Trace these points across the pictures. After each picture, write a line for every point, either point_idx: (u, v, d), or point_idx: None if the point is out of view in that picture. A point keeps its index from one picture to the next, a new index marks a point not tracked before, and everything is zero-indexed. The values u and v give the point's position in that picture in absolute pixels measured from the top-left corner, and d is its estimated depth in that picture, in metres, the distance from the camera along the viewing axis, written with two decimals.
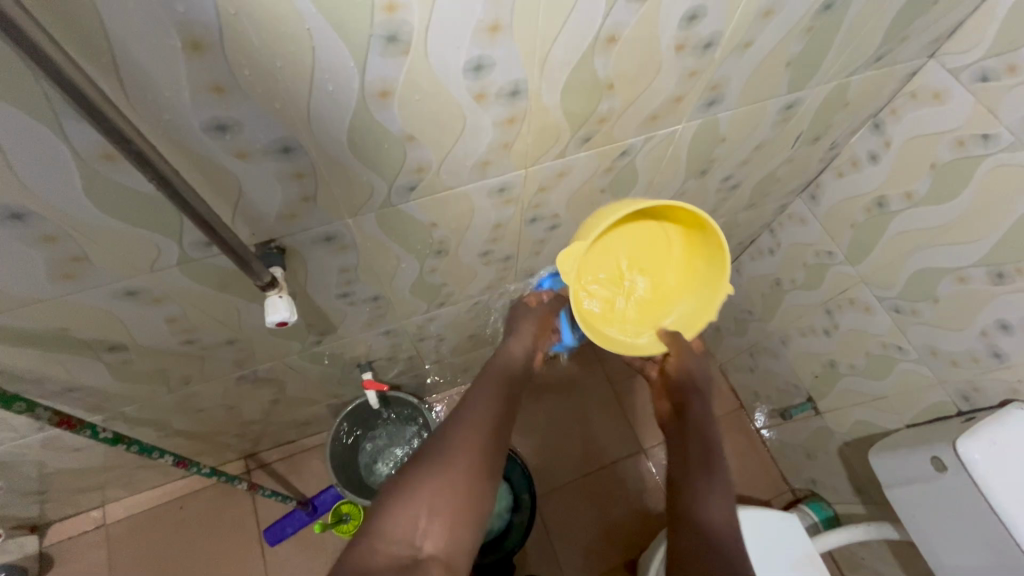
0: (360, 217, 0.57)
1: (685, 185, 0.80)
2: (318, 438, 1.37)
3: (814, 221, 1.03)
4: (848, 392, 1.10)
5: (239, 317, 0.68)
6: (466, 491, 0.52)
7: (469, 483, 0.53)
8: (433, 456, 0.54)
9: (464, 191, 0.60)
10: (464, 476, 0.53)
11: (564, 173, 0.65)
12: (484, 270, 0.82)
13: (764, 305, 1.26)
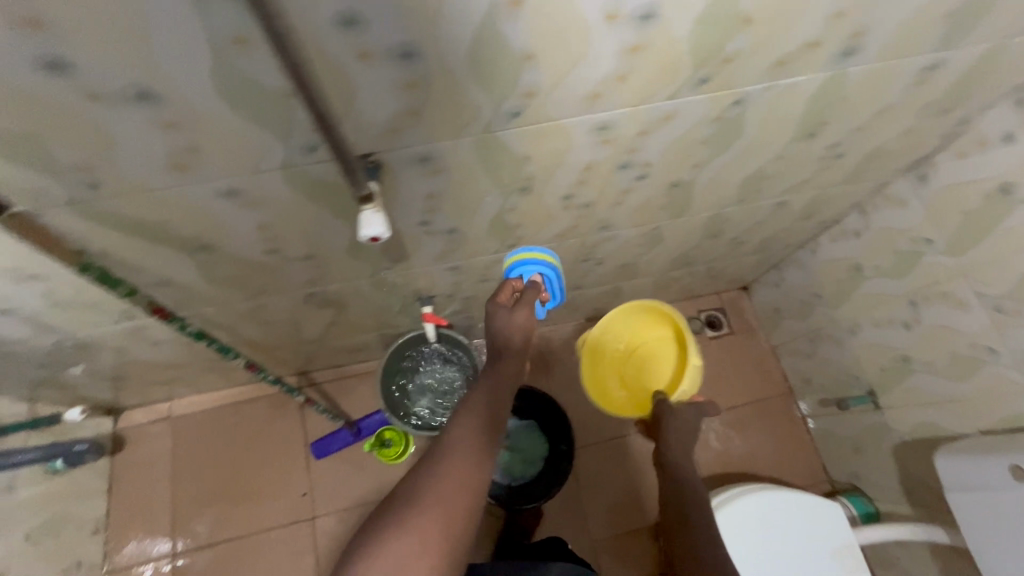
0: (459, 140, 0.56)
1: (789, 148, 0.75)
2: (367, 366, 1.43)
3: (916, 206, 0.95)
4: (917, 390, 1.05)
5: (322, 232, 0.69)
6: (440, 544, 0.47)
7: (443, 534, 0.48)
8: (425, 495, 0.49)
9: (567, 125, 0.58)
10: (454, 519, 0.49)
11: (669, 118, 0.61)
12: (561, 216, 0.80)
13: (837, 290, 1.19)
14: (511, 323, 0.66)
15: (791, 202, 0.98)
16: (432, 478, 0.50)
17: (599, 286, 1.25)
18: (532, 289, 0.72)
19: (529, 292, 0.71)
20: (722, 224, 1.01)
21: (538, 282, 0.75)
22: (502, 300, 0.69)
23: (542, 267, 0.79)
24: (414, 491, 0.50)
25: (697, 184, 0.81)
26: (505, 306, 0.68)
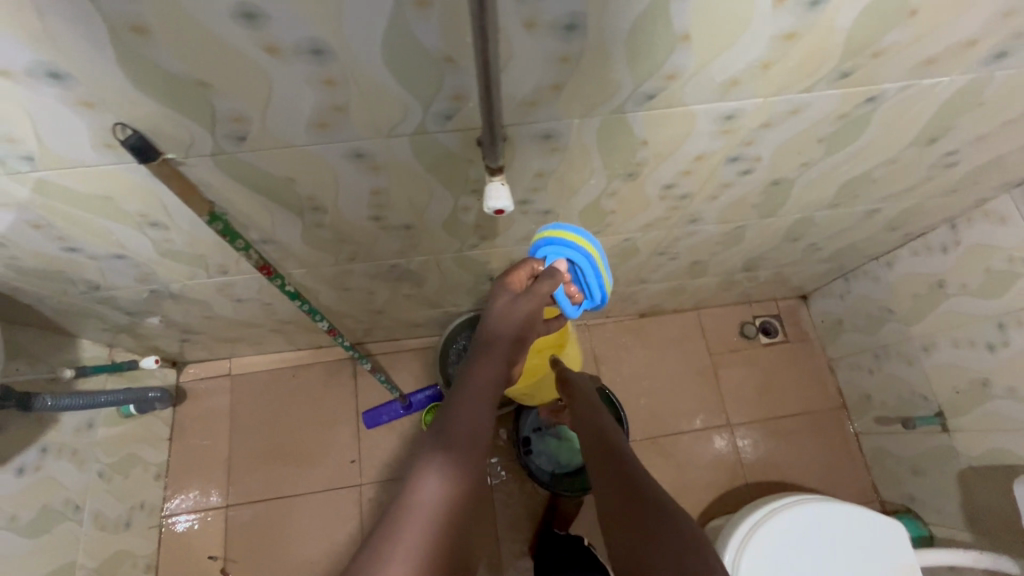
0: (588, 119, 0.56)
1: (903, 152, 0.73)
2: (420, 342, 1.45)
3: (1019, 224, 0.91)
4: (997, 415, 1.01)
5: (427, 203, 0.69)
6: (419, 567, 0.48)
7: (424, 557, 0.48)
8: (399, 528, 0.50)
9: (694, 111, 0.57)
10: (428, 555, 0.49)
11: (796, 112, 0.60)
12: (655, 206, 0.79)
13: (912, 306, 1.16)
14: (496, 334, 0.69)
15: (884, 211, 0.95)
16: (407, 511, 0.51)
17: (663, 282, 1.24)
18: (548, 279, 0.67)
19: (537, 284, 0.68)
20: (806, 228, 0.98)
21: (558, 273, 0.68)
22: (506, 289, 0.71)
23: (565, 255, 0.69)
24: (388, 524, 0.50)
25: (796, 185, 0.79)
26: (498, 305, 0.71)
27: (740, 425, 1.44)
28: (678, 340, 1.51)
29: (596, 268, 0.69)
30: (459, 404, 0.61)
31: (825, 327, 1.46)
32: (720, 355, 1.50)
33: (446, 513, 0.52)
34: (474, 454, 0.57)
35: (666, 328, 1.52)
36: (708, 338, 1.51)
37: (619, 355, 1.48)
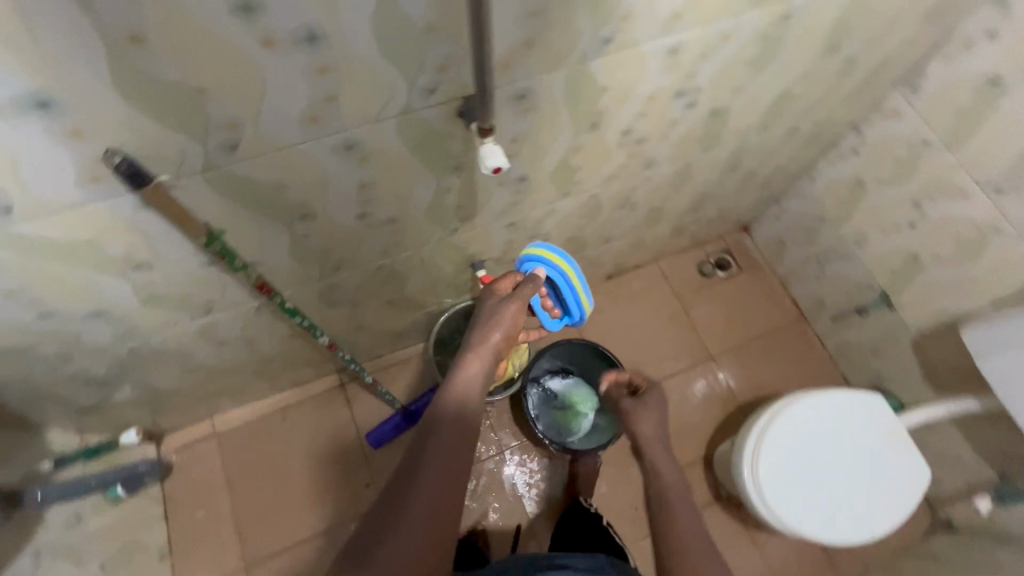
0: (557, 72, 0.60)
1: (813, 64, 0.83)
2: (408, 351, 1.44)
3: (911, 115, 1.06)
4: (931, 283, 1.16)
5: (412, 190, 0.71)
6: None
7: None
8: (389, 533, 0.55)
9: (645, 50, 0.63)
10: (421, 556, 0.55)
11: (727, 37, 0.67)
12: (615, 155, 0.85)
13: (841, 209, 1.30)
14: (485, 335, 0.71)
15: (802, 126, 1.07)
16: (398, 517, 0.56)
17: (625, 238, 1.32)
18: (529, 283, 0.75)
19: (520, 288, 0.75)
20: (742, 155, 1.08)
21: (537, 277, 0.75)
22: (494, 296, 0.75)
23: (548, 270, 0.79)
24: (381, 527, 0.56)
25: (732, 112, 0.88)
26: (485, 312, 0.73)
27: (720, 355, 1.55)
28: (646, 292, 1.60)
29: (571, 286, 0.79)
30: (447, 411, 0.64)
31: (770, 250, 1.60)
32: (687, 297, 1.60)
33: (436, 516, 0.57)
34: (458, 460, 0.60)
35: (633, 285, 1.60)
36: (673, 284, 1.61)
37: (597, 319, 1.55)
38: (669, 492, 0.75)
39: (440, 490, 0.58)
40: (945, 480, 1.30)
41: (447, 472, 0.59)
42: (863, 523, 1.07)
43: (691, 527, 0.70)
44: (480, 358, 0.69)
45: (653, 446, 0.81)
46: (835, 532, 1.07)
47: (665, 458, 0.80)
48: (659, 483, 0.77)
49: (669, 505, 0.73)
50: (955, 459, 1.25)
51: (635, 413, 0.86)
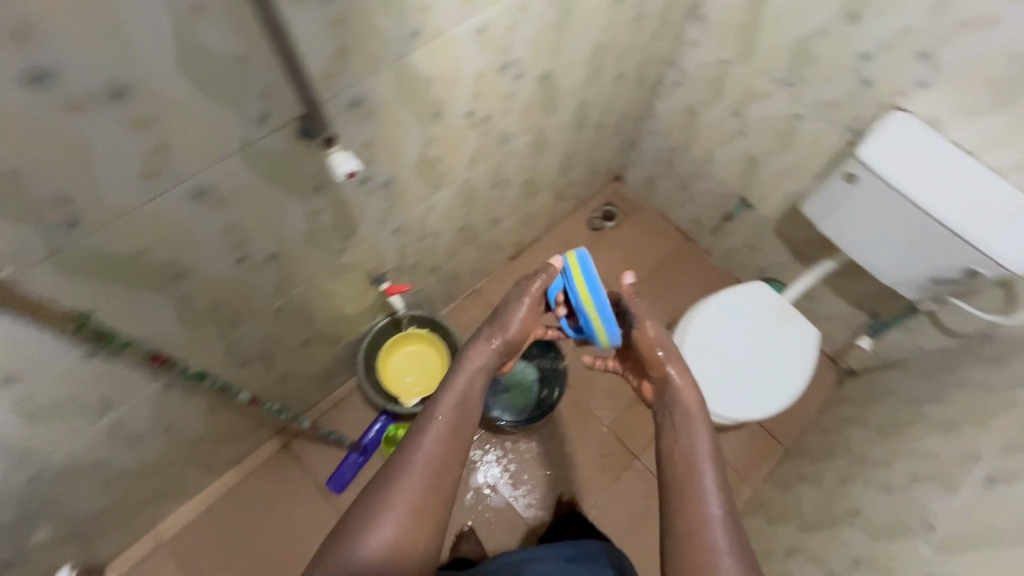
0: (380, 74, 0.64)
1: (608, 15, 0.94)
2: (343, 390, 1.44)
3: (707, 40, 1.22)
4: (769, 176, 1.33)
5: (282, 220, 0.72)
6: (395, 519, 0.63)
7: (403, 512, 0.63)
8: (383, 509, 0.63)
9: (455, 33, 0.69)
10: (407, 531, 0.63)
11: (524, 8, 0.75)
12: (468, 137, 0.92)
13: (684, 135, 1.47)
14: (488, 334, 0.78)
15: (625, 72, 1.19)
16: (393, 496, 0.64)
17: (513, 214, 1.40)
18: (541, 275, 0.78)
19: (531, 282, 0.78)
20: (585, 110, 1.19)
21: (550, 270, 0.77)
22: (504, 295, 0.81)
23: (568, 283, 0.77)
24: (375, 505, 0.64)
25: (557, 73, 0.97)
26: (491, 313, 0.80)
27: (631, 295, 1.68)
28: (550, 260, 1.70)
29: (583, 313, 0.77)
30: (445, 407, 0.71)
31: (643, 190, 1.76)
32: (587, 254, 1.73)
33: (425, 496, 0.65)
34: (449, 452, 0.68)
35: (537, 257, 1.70)
36: (571, 246, 1.73)
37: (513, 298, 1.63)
38: (699, 466, 0.70)
39: (434, 476, 0.66)
40: (835, 334, 1.51)
41: (439, 461, 0.67)
42: (782, 391, 1.22)
43: (714, 512, 0.66)
44: (483, 360, 0.76)
45: (688, 410, 0.76)
46: (762, 407, 1.21)
47: (701, 427, 0.74)
48: (688, 451, 0.72)
49: (694, 480, 0.69)
50: (834, 313, 1.46)
51: (673, 365, 0.80)
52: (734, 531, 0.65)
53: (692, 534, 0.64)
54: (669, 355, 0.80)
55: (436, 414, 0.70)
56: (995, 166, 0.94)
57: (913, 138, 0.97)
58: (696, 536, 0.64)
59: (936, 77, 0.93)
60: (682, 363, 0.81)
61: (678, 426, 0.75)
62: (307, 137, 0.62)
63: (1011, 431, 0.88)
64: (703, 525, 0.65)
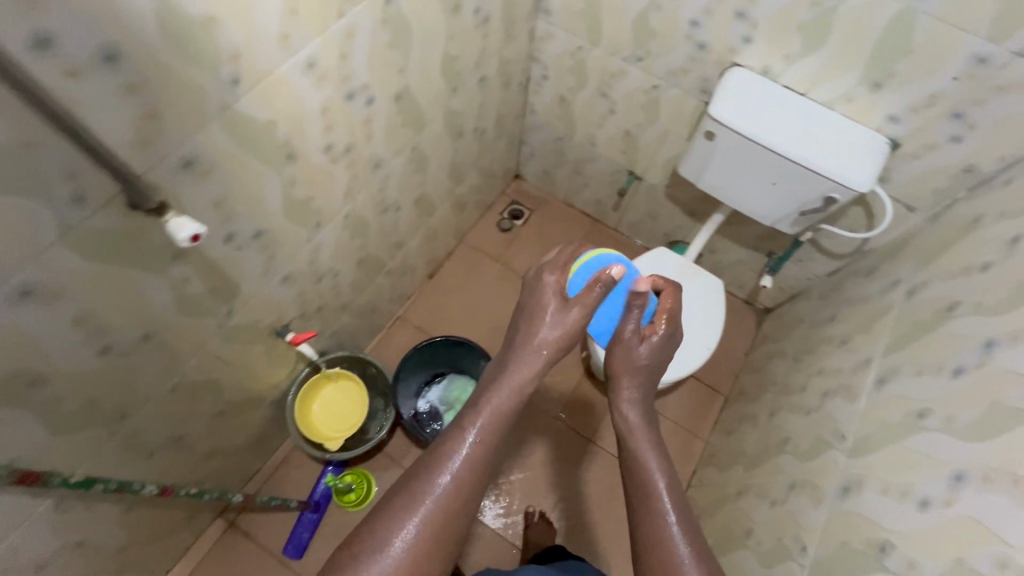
0: (206, 128, 0.62)
1: (448, 26, 0.95)
2: (282, 451, 1.36)
3: (557, 31, 1.26)
4: (647, 146, 1.40)
5: (143, 298, 0.69)
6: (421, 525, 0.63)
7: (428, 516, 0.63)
8: (403, 523, 0.63)
9: (282, 74, 0.67)
10: (424, 544, 0.62)
11: (352, 34, 0.74)
12: (336, 170, 0.90)
13: (563, 124, 1.51)
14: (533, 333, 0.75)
15: (487, 75, 1.22)
16: (413, 511, 0.63)
17: (415, 233, 1.39)
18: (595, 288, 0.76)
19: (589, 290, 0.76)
20: (457, 118, 1.21)
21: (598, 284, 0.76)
22: (553, 291, 0.78)
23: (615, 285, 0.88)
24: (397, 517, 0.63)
25: (413, 89, 0.97)
26: (540, 313, 0.76)
27: None
28: (468, 269, 1.71)
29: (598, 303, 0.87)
30: (485, 415, 0.69)
31: (542, 182, 1.80)
32: (503, 255, 1.74)
33: (446, 510, 0.64)
34: (479, 466, 0.67)
35: (454, 269, 1.70)
36: (486, 251, 1.74)
37: (438, 315, 1.63)
38: (653, 482, 0.69)
39: (460, 491, 0.65)
40: (743, 278, 1.61)
41: (467, 475, 0.66)
42: (703, 343, 1.29)
43: (672, 527, 0.66)
44: (528, 369, 0.73)
45: (631, 427, 0.73)
46: (687, 364, 1.27)
47: (649, 443, 0.72)
48: (643, 468, 0.70)
49: (649, 498, 0.68)
50: (737, 260, 1.55)
51: (634, 379, 0.76)
52: (694, 545, 0.65)
53: (651, 550, 0.65)
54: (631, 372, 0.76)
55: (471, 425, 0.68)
56: (825, 101, 1.03)
57: (753, 88, 1.05)
58: (657, 553, 0.65)
59: (757, 31, 1.01)
60: (648, 374, 0.78)
61: (628, 444, 0.73)
62: (136, 208, 0.58)
63: (890, 332, 0.96)
64: (662, 544, 0.65)
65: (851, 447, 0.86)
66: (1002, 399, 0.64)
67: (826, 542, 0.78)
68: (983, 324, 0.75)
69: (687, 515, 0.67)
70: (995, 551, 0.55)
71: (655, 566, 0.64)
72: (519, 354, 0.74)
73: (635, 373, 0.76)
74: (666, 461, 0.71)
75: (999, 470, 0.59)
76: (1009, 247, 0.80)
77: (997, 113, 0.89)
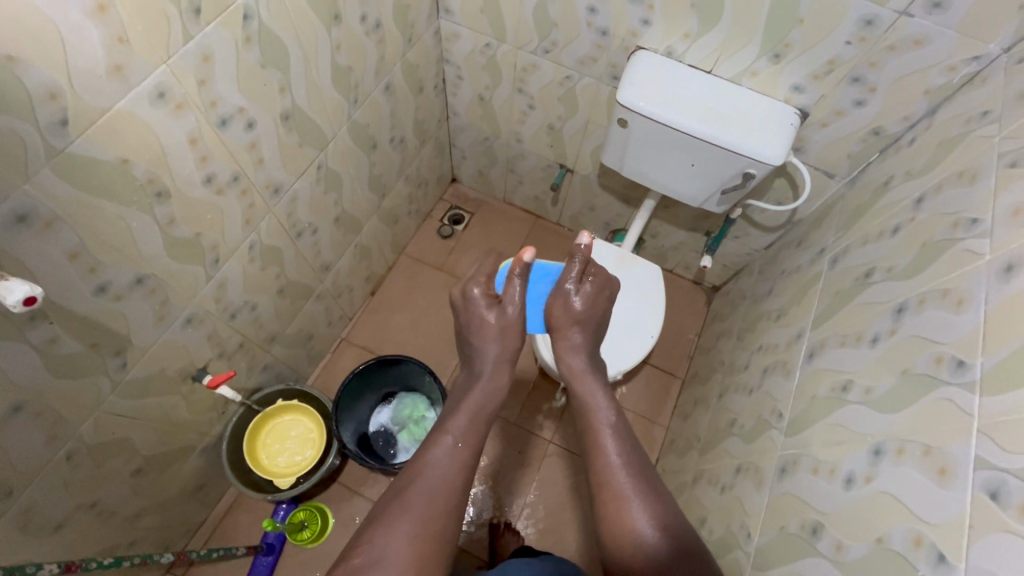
0: (35, 177, 0.56)
1: (332, 36, 0.90)
2: (226, 500, 1.31)
3: (462, 29, 1.22)
4: (571, 138, 1.37)
5: (0, 369, 0.62)
6: (417, 510, 0.58)
7: (422, 503, 0.58)
8: (402, 521, 0.56)
9: (125, 108, 0.62)
10: (416, 532, 0.56)
11: (208, 57, 0.69)
12: (225, 201, 0.85)
13: (487, 123, 1.48)
14: (485, 346, 0.76)
15: (393, 81, 1.17)
16: (410, 507, 0.58)
17: (343, 253, 1.34)
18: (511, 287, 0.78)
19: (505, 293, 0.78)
20: (367, 130, 1.16)
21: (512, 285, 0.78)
22: (484, 301, 0.78)
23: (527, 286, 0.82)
24: (392, 517, 0.57)
25: (303, 107, 0.92)
26: (484, 322, 0.77)
27: None
28: (411, 281, 1.66)
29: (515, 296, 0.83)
30: (460, 417, 0.68)
31: (479, 183, 1.76)
32: (446, 263, 1.70)
33: (447, 505, 0.59)
34: (471, 461, 0.64)
35: (397, 283, 1.65)
36: (428, 261, 1.70)
37: (384, 333, 1.58)
38: (600, 426, 0.68)
39: (457, 484, 0.61)
40: (687, 259, 1.60)
41: (461, 466, 0.63)
42: (646, 331, 1.27)
43: (614, 460, 0.65)
44: (498, 376, 0.74)
45: (577, 376, 0.74)
46: (633, 354, 1.24)
47: (596, 388, 0.72)
48: (591, 413, 0.70)
49: (596, 439, 0.67)
50: (678, 242, 1.54)
51: (579, 328, 0.77)
52: (642, 476, 0.64)
53: (602, 489, 0.63)
54: (573, 327, 0.77)
55: (450, 427, 0.66)
56: (731, 77, 1.02)
57: (659, 70, 1.03)
58: (607, 488, 0.63)
59: (654, 12, 0.98)
60: (596, 332, 0.79)
61: (575, 391, 0.73)
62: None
63: (817, 302, 0.95)
64: (610, 478, 0.64)
65: (787, 426, 0.85)
66: (913, 366, 0.63)
67: (767, 528, 0.76)
68: (895, 290, 0.74)
69: (635, 452, 0.66)
70: (909, 527, 0.53)
71: (606, 504, 0.62)
72: (481, 362, 0.75)
73: (580, 324, 0.77)
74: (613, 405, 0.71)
75: (910, 440, 0.58)
76: (914, 207, 0.79)
77: (894, 73, 0.88)
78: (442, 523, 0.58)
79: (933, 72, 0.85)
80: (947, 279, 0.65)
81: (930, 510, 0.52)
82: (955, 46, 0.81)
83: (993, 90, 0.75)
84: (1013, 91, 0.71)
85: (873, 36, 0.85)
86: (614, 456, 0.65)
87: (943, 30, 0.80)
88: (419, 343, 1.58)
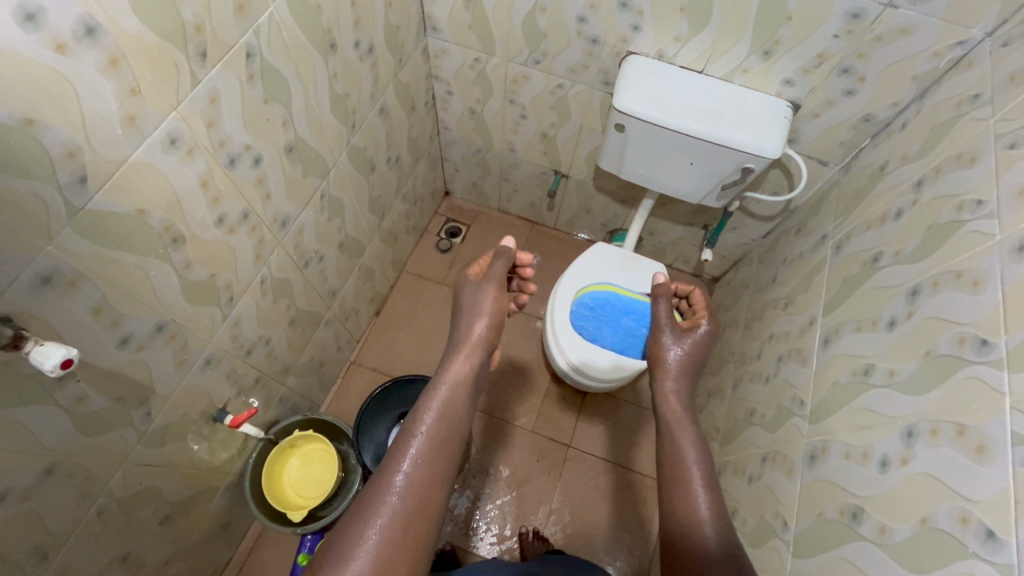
0: (57, 237, 0.55)
1: (328, 64, 0.90)
2: (251, 535, 1.30)
3: (450, 44, 1.23)
4: (566, 144, 1.38)
5: (30, 433, 0.61)
6: (413, 491, 0.64)
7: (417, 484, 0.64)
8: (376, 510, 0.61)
9: (139, 158, 0.61)
10: (410, 510, 0.62)
11: (215, 99, 0.68)
12: (237, 240, 0.84)
13: (480, 134, 1.48)
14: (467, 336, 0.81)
15: (387, 102, 1.17)
16: (382, 500, 0.62)
17: (348, 277, 1.33)
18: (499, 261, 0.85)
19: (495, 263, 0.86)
20: (364, 153, 1.16)
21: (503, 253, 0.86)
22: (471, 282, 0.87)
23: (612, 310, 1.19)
24: (365, 510, 0.61)
25: (305, 137, 0.91)
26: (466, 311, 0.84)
27: None
28: (414, 298, 1.65)
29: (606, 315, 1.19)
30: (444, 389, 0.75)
31: (474, 194, 1.77)
32: (447, 276, 1.70)
33: (416, 496, 0.64)
34: (438, 453, 0.69)
35: (400, 301, 1.65)
36: (430, 276, 1.69)
37: (392, 353, 1.57)
38: (690, 468, 0.70)
39: (421, 475, 0.65)
40: (686, 253, 1.62)
41: (427, 466, 0.66)
42: None
43: (701, 505, 0.66)
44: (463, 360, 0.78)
45: (677, 419, 0.76)
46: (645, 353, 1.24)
47: (691, 436, 0.73)
48: (679, 454, 0.72)
49: (683, 483, 0.69)
50: (676, 238, 1.56)
51: (679, 370, 0.81)
52: (723, 528, 0.65)
53: (683, 535, 0.65)
54: (678, 375, 0.81)
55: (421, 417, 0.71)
56: (723, 75, 1.04)
57: (653, 74, 1.05)
58: (681, 527, 0.66)
59: (643, 18, 1.00)
60: (691, 377, 0.81)
61: (670, 436, 0.74)
62: None
63: (825, 289, 0.97)
64: (694, 527, 0.65)
65: (810, 413, 0.86)
66: (935, 348, 0.65)
67: (803, 515, 0.78)
68: (905, 273, 0.76)
69: (712, 493, 0.68)
70: (954, 506, 0.55)
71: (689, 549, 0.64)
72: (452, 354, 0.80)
73: (680, 373, 0.81)
74: (704, 450, 0.72)
75: (943, 420, 0.60)
76: (915, 190, 0.82)
77: (883, 62, 0.91)
78: (431, 506, 0.64)
79: (919, 59, 0.88)
80: (960, 260, 0.67)
81: (974, 489, 0.54)
82: (941, 33, 0.83)
83: (982, 73, 0.78)
84: (1003, 74, 0.73)
85: (861, 28, 0.88)
86: (704, 505, 0.66)
87: (928, 19, 0.83)
88: (428, 360, 1.57)
